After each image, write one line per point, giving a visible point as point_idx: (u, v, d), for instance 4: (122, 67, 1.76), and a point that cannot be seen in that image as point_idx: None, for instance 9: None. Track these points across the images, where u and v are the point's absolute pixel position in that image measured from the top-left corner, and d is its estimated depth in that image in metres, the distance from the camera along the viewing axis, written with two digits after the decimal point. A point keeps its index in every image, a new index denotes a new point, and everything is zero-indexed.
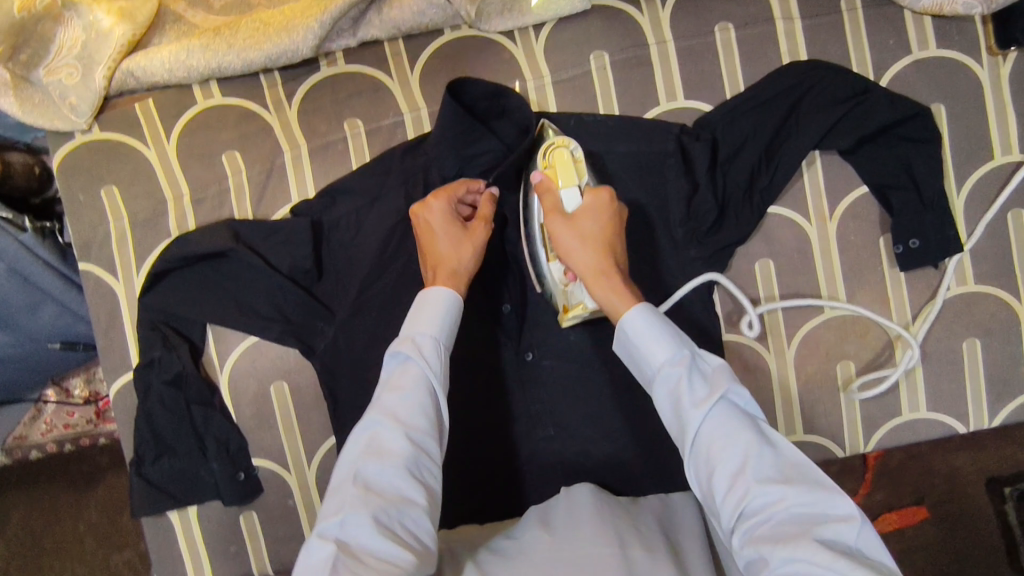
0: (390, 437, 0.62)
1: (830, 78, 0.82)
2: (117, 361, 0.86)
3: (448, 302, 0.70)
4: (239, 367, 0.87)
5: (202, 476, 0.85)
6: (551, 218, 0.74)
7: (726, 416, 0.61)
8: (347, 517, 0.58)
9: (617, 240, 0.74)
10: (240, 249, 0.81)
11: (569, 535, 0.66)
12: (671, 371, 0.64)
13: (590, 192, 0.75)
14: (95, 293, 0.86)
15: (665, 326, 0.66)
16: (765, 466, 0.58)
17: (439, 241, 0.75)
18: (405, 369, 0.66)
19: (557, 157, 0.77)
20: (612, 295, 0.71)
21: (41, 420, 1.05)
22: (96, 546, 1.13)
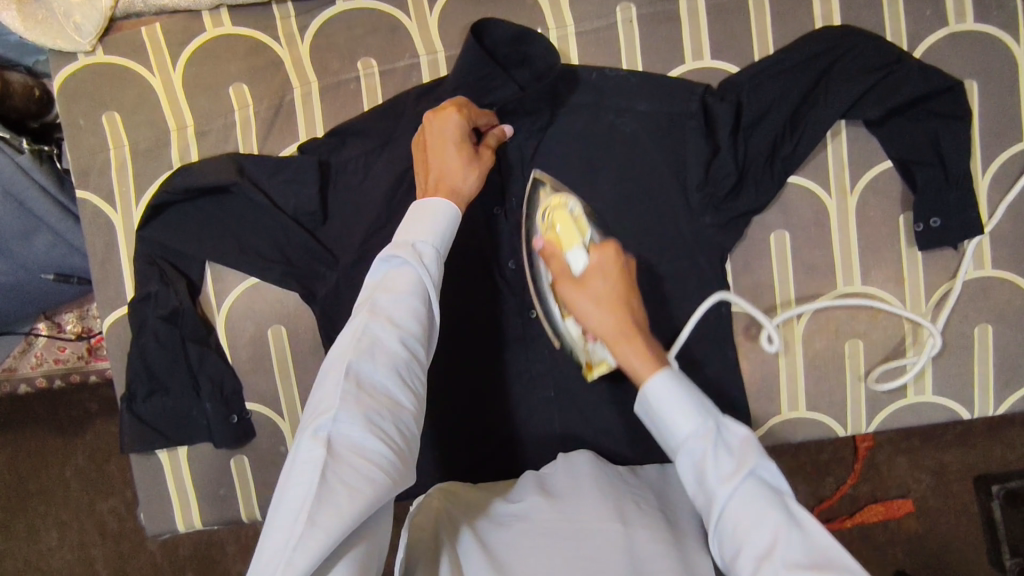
0: (384, 338, 0.58)
1: (862, 46, 0.79)
2: (112, 293, 0.84)
3: (447, 212, 0.67)
4: (237, 308, 0.85)
5: (195, 417, 0.83)
6: (561, 283, 0.69)
7: (753, 493, 0.55)
8: (337, 415, 0.53)
9: (634, 299, 0.67)
10: (243, 183, 0.78)
11: (572, 506, 0.64)
12: (696, 445, 0.58)
13: (596, 249, 0.69)
14: (93, 222, 0.83)
15: (691, 392, 0.60)
16: (796, 552, 0.51)
17: (449, 148, 0.72)
18: (399, 272, 0.62)
19: (557, 216, 0.76)
20: (636, 356, 0.64)
21: (32, 354, 1.03)
22: (81, 490, 1.27)
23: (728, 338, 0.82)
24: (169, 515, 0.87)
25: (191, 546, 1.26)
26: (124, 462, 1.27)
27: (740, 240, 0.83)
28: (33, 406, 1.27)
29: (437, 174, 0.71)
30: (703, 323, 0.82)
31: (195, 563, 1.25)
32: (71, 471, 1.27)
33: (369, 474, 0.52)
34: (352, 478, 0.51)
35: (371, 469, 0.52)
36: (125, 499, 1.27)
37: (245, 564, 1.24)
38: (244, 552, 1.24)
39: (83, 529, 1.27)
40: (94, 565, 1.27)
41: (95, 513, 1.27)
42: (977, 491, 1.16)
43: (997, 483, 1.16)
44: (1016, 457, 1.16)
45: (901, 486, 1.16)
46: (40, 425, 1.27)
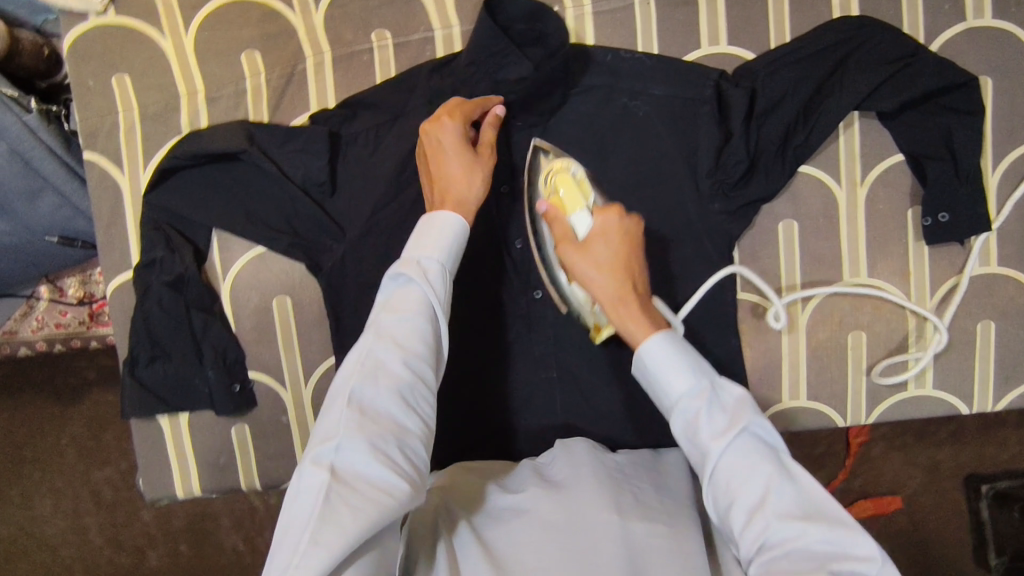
0: (389, 361, 0.60)
1: (879, 37, 0.79)
2: (117, 258, 0.84)
3: (456, 227, 0.68)
4: (243, 278, 0.85)
5: (196, 385, 0.83)
6: (562, 248, 0.70)
7: (748, 450, 0.57)
8: (341, 441, 0.56)
9: (636, 261, 0.68)
10: (253, 150, 0.78)
11: (567, 497, 0.65)
12: (692, 405, 0.59)
13: (597, 213, 0.69)
14: (99, 185, 0.83)
15: (686, 353, 0.61)
16: (787, 502, 0.55)
17: (449, 163, 0.72)
18: (406, 292, 0.64)
19: (559, 181, 0.75)
20: (634, 327, 0.64)
21: (33, 318, 1.01)
22: (77, 460, 1.27)
23: (733, 325, 0.82)
24: (169, 481, 0.88)
25: (186, 517, 1.26)
26: (120, 432, 1.28)
27: (749, 227, 0.83)
28: (33, 373, 1.27)
29: (439, 191, 0.71)
30: (708, 309, 0.82)
31: (189, 534, 1.26)
32: (67, 440, 1.27)
33: (371, 498, 0.54)
34: (353, 501, 0.53)
35: (372, 493, 0.54)
36: (120, 469, 1.27)
37: (239, 536, 1.25)
38: (239, 524, 1.25)
39: (78, 498, 1.27)
40: (88, 533, 1.27)
41: (91, 481, 1.27)
42: (966, 489, 1.17)
43: (987, 482, 1.17)
44: (1008, 457, 1.17)
45: (893, 482, 1.17)
46: (36, 395, 1.27)
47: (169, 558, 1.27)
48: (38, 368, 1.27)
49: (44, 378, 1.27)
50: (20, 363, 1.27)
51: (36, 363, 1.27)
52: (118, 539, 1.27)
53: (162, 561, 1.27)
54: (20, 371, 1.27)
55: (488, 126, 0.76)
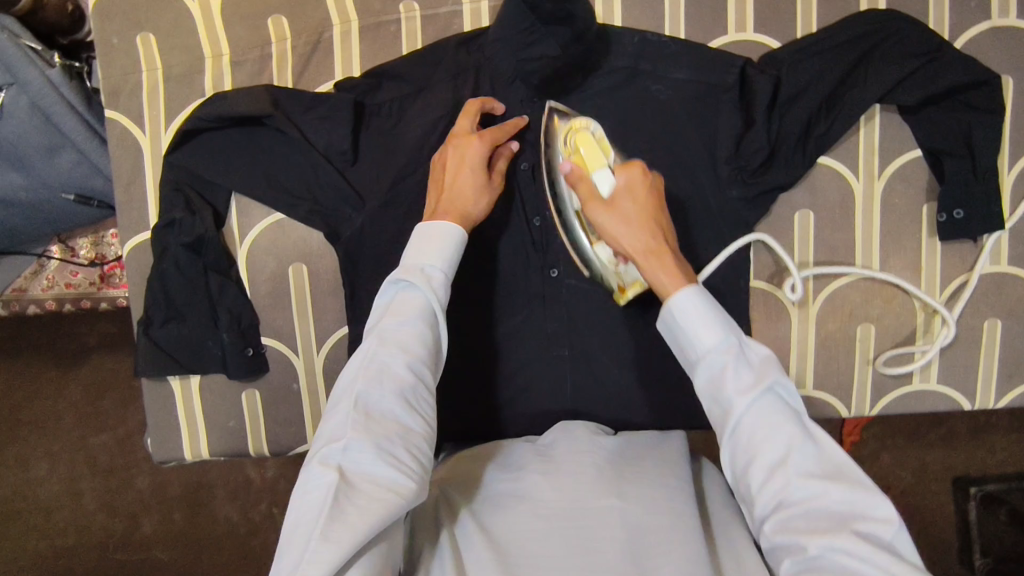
0: (393, 365, 0.59)
1: (906, 32, 0.80)
2: (134, 218, 0.84)
3: (453, 235, 0.68)
4: (260, 243, 0.85)
5: (209, 347, 0.84)
6: (589, 206, 0.69)
7: (771, 407, 0.58)
8: (347, 444, 0.55)
9: (662, 216, 0.69)
10: (278, 115, 0.78)
11: (567, 481, 0.65)
12: (718, 358, 0.60)
13: (621, 169, 0.70)
14: (119, 144, 0.83)
15: (714, 307, 0.62)
16: (809, 461, 0.56)
17: (461, 176, 0.73)
18: (407, 295, 0.64)
19: (578, 140, 0.74)
20: (663, 276, 0.65)
21: (43, 277, 0.98)
22: (75, 424, 1.27)
23: (744, 311, 0.83)
24: (177, 443, 0.88)
25: (182, 485, 1.27)
26: (118, 399, 1.28)
27: (765, 216, 0.84)
28: (34, 335, 1.28)
29: (450, 198, 0.72)
30: (722, 294, 0.83)
31: (184, 502, 1.27)
32: (66, 403, 1.27)
33: (379, 500, 0.53)
34: (362, 503, 0.53)
35: (380, 495, 0.53)
36: (117, 435, 1.27)
37: (234, 507, 1.26)
38: (234, 494, 1.26)
39: (74, 462, 1.27)
40: (82, 498, 1.27)
41: (87, 446, 1.27)
42: (954, 492, 1.20)
43: (975, 486, 1.19)
44: (993, 461, 1.20)
45: (883, 479, 1.21)
46: (38, 356, 1.28)
47: (162, 525, 1.27)
48: (40, 329, 1.28)
49: (47, 338, 1.28)
50: (25, 323, 1.28)
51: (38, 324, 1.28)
52: (112, 505, 1.27)
53: (155, 528, 1.27)
54: (25, 331, 1.28)
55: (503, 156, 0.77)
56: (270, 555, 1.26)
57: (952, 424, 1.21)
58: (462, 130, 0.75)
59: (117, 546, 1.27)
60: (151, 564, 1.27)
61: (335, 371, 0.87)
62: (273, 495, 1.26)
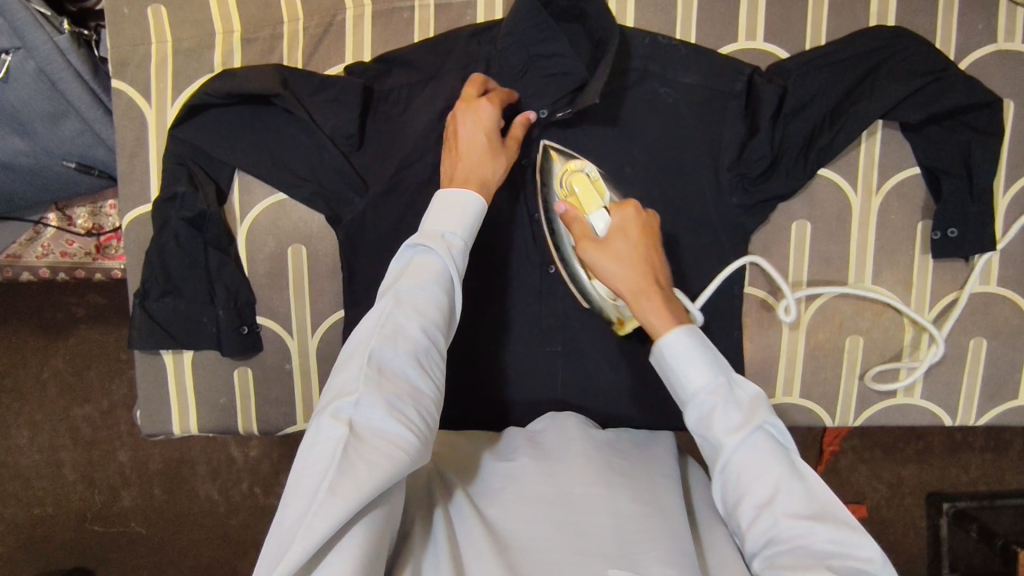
0: (407, 327, 0.60)
1: (913, 50, 0.81)
2: (135, 190, 0.84)
3: (474, 205, 0.69)
4: (260, 222, 0.85)
5: (204, 324, 0.83)
6: (581, 245, 0.71)
7: (762, 444, 0.59)
8: (360, 399, 0.55)
9: (655, 254, 0.70)
10: (287, 96, 0.78)
11: (563, 465, 0.66)
12: (707, 399, 0.61)
13: (615, 210, 0.71)
14: (124, 115, 0.83)
15: (704, 347, 0.63)
16: (798, 501, 0.56)
17: (473, 143, 0.73)
18: (425, 260, 0.64)
19: (574, 182, 0.75)
20: (654, 318, 0.66)
21: (39, 244, 0.97)
22: (59, 395, 1.26)
23: (737, 317, 0.84)
24: (165, 417, 0.88)
25: (163, 461, 1.27)
26: (103, 371, 1.27)
27: (764, 223, 0.85)
28: (17, 305, 1.26)
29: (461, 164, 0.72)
30: (716, 298, 0.84)
31: (165, 478, 1.27)
32: (50, 373, 1.26)
33: (388, 455, 0.53)
34: (370, 455, 0.53)
35: (388, 450, 0.54)
36: (100, 408, 1.27)
37: (214, 486, 1.27)
38: (214, 474, 1.26)
39: (56, 432, 1.27)
40: (62, 468, 1.27)
41: (70, 417, 1.27)
42: (927, 507, 1.23)
43: (948, 501, 1.21)
44: (967, 479, 1.23)
45: (858, 492, 1.23)
46: (22, 326, 1.26)
47: (142, 499, 1.27)
48: (25, 299, 1.26)
49: (32, 308, 1.25)
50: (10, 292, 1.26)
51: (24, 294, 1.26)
52: (92, 477, 1.27)
53: (135, 502, 1.27)
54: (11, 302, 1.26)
55: (517, 121, 0.77)
56: (248, 534, 1.27)
57: (929, 441, 1.23)
58: (470, 99, 0.75)
59: (95, 517, 1.28)
60: (128, 537, 1.28)
61: (329, 354, 0.87)
62: (254, 476, 1.26)
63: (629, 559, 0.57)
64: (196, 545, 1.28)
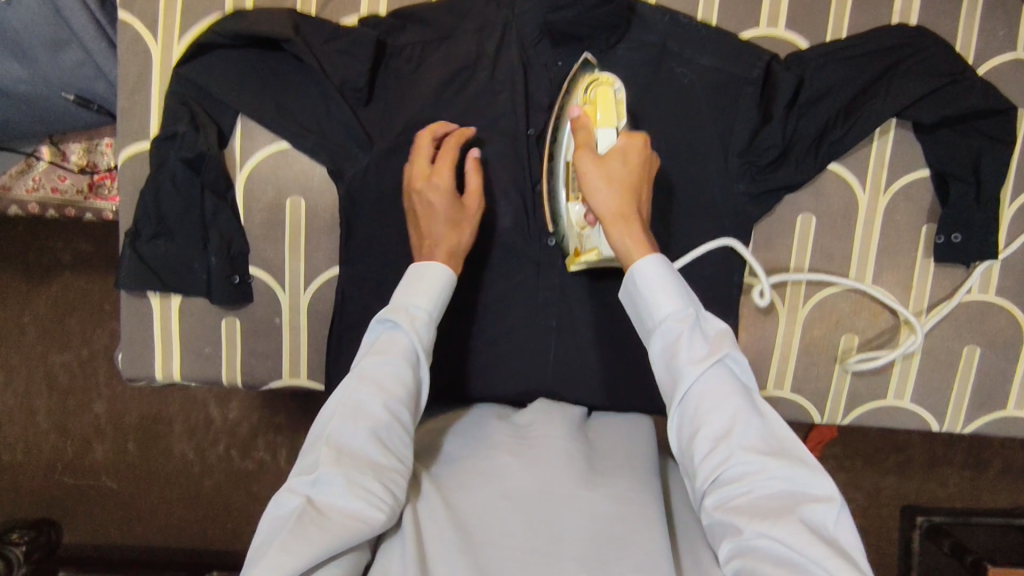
0: (369, 405, 0.62)
1: (932, 51, 0.81)
2: (134, 127, 0.82)
3: (443, 277, 0.70)
4: (260, 171, 0.83)
5: (195, 270, 0.82)
6: (579, 153, 0.70)
7: (722, 377, 0.62)
8: (319, 476, 0.58)
9: (644, 188, 0.70)
10: (297, 41, 0.76)
11: (542, 465, 0.67)
12: (674, 326, 0.64)
13: (624, 135, 0.70)
14: (129, 49, 0.81)
15: (675, 278, 0.65)
16: (753, 435, 0.60)
17: (438, 218, 0.74)
18: (392, 337, 0.67)
19: (600, 94, 0.73)
20: (627, 241, 0.67)
21: (30, 177, 0.94)
22: (38, 339, 1.24)
23: (735, 306, 0.84)
24: (148, 363, 0.86)
25: (140, 416, 1.25)
26: (84, 319, 1.24)
27: (769, 214, 0.85)
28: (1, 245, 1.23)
29: (431, 243, 0.73)
30: (715, 286, 0.83)
31: (140, 433, 1.25)
32: (30, 317, 1.24)
33: (341, 532, 0.56)
34: (327, 528, 0.56)
35: (344, 523, 0.57)
36: (79, 356, 1.24)
37: (191, 445, 1.25)
38: (191, 433, 1.25)
39: (32, 378, 1.25)
40: (36, 416, 1.25)
41: (48, 364, 1.24)
42: (901, 519, 1.24)
43: (922, 515, 1.20)
44: (944, 495, 1.24)
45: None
46: (5, 268, 1.23)
47: (114, 454, 1.26)
48: (8, 238, 1.23)
49: (16, 247, 1.23)
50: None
51: (9, 232, 1.23)
52: (65, 426, 1.25)
53: (107, 456, 1.26)
54: None
55: (472, 166, 0.77)
56: (223, 495, 1.26)
57: (910, 453, 1.23)
58: (421, 171, 0.75)
59: (66, 468, 1.26)
60: (98, 491, 1.26)
61: (320, 311, 0.86)
62: (231, 437, 1.25)
63: (598, 564, 0.59)
64: (167, 503, 1.26)
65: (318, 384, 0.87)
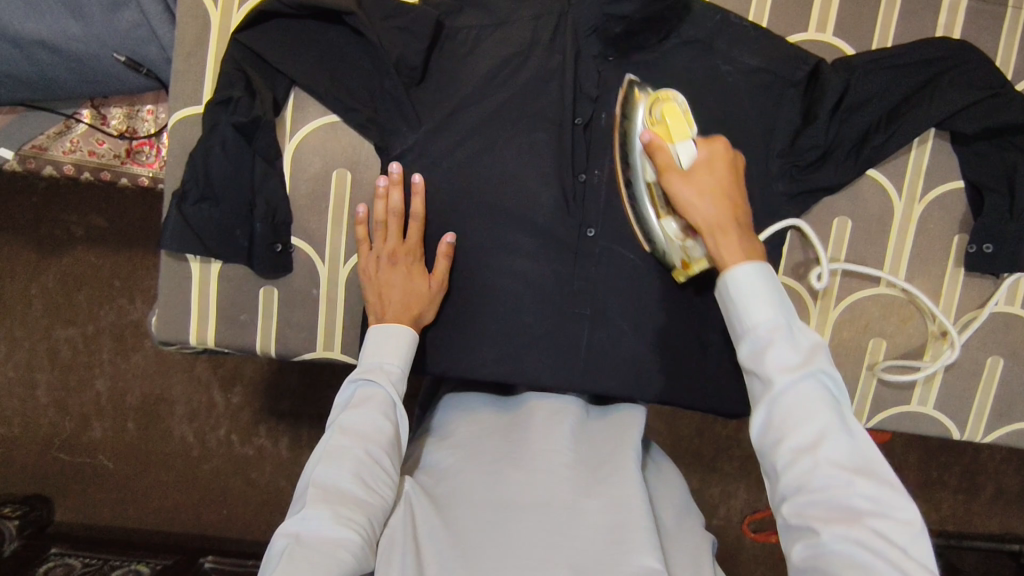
0: (348, 451, 0.66)
1: (974, 65, 0.83)
2: (187, 92, 0.83)
3: (407, 337, 0.74)
4: (309, 141, 0.84)
5: (237, 236, 0.82)
6: (665, 175, 0.69)
7: (813, 390, 0.59)
8: (305, 513, 0.62)
9: (736, 193, 0.68)
10: (359, 15, 0.78)
11: (538, 478, 0.69)
12: (765, 336, 0.61)
13: (703, 144, 0.70)
14: (190, 13, 0.83)
15: (771, 286, 0.62)
16: (841, 451, 0.57)
17: (400, 290, 0.77)
18: (366, 392, 0.70)
19: (665, 111, 0.73)
20: (724, 251, 0.65)
21: (68, 139, 0.93)
22: (45, 311, 1.23)
23: None
24: (180, 329, 0.86)
25: (143, 394, 1.24)
26: (93, 294, 1.23)
27: (807, 214, 0.86)
28: (15, 212, 1.21)
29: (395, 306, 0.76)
30: None
31: (143, 413, 1.24)
32: (37, 289, 1.22)
33: (327, 556, 0.59)
34: (311, 558, 0.59)
35: (332, 550, 0.59)
36: (85, 331, 1.23)
37: (192, 426, 1.24)
38: (193, 415, 1.24)
39: (34, 352, 1.23)
40: (36, 389, 1.23)
41: (52, 338, 1.23)
42: None
43: None
44: (937, 517, 1.26)
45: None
46: (16, 238, 1.21)
47: (114, 433, 1.24)
48: (22, 202, 1.21)
49: (31, 216, 1.21)
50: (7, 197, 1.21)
51: (22, 198, 1.21)
52: (64, 402, 1.24)
53: (106, 434, 1.24)
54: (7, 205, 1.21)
55: (444, 250, 0.79)
56: (227, 475, 1.25)
57: (906, 474, 1.25)
58: (393, 246, 0.79)
59: (64, 445, 1.24)
60: (97, 468, 1.24)
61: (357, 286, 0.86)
62: (237, 418, 1.24)
63: None
64: (168, 482, 1.25)
65: (351, 358, 0.88)
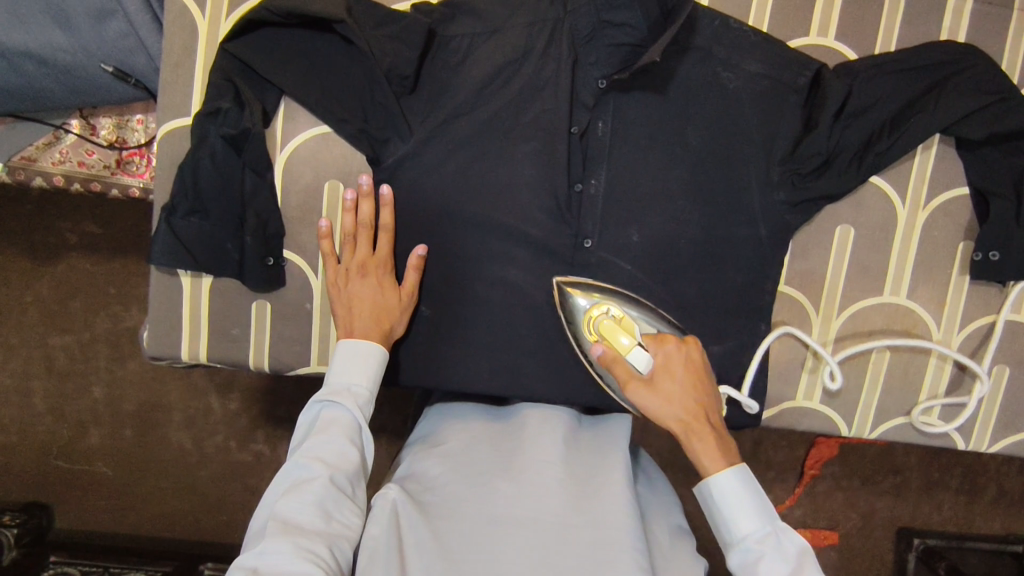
0: (314, 479, 0.64)
1: (982, 69, 0.81)
2: (177, 102, 0.82)
3: (378, 354, 0.73)
4: (300, 152, 0.82)
5: (228, 250, 0.80)
6: (630, 390, 0.71)
7: None
8: (264, 547, 0.60)
9: (704, 392, 0.71)
10: (350, 23, 0.76)
11: (535, 497, 0.67)
12: (754, 546, 0.65)
13: (657, 347, 0.72)
14: (178, 21, 0.81)
15: (754, 494, 0.66)
16: None
17: (373, 301, 0.76)
18: (333, 415, 0.69)
19: (604, 327, 0.74)
20: (702, 456, 0.68)
21: (57, 150, 0.92)
22: (39, 320, 1.21)
23: (767, 312, 0.84)
24: (173, 342, 0.85)
25: (138, 403, 1.22)
26: (88, 302, 1.22)
27: (809, 222, 0.85)
28: (7, 219, 1.20)
29: (372, 315, 0.75)
30: (746, 293, 0.83)
31: (139, 421, 1.23)
32: (31, 297, 1.21)
33: None
34: None
35: None
36: (80, 339, 1.22)
37: (188, 434, 1.23)
38: (189, 424, 1.23)
39: (29, 360, 1.22)
40: (32, 398, 1.22)
41: (47, 346, 1.22)
42: (898, 540, 1.23)
43: (918, 537, 1.21)
44: (939, 519, 1.24)
45: (832, 519, 1.22)
46: (8, 246, 1.20)
47: (110, 442, 1.23)
48: (14, 210, 1.19)
49: (23, 225, 1.19)
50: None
51: (14, 206, 1.19)
52: (60, 409, 1.22)
53: (101, 443, 1.22)
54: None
55: (413, 263, 0.78)
56: (223, 485, 1.23)
57: (909, 480, 1.23)
58: (361, 257, 0.78)
59: (60, 452, 1.22)
60: (92, 477, 1.23)
61: None
62: (233, 427, 1.23)
63: None
64: (163, 492, 1.23)
65: None
